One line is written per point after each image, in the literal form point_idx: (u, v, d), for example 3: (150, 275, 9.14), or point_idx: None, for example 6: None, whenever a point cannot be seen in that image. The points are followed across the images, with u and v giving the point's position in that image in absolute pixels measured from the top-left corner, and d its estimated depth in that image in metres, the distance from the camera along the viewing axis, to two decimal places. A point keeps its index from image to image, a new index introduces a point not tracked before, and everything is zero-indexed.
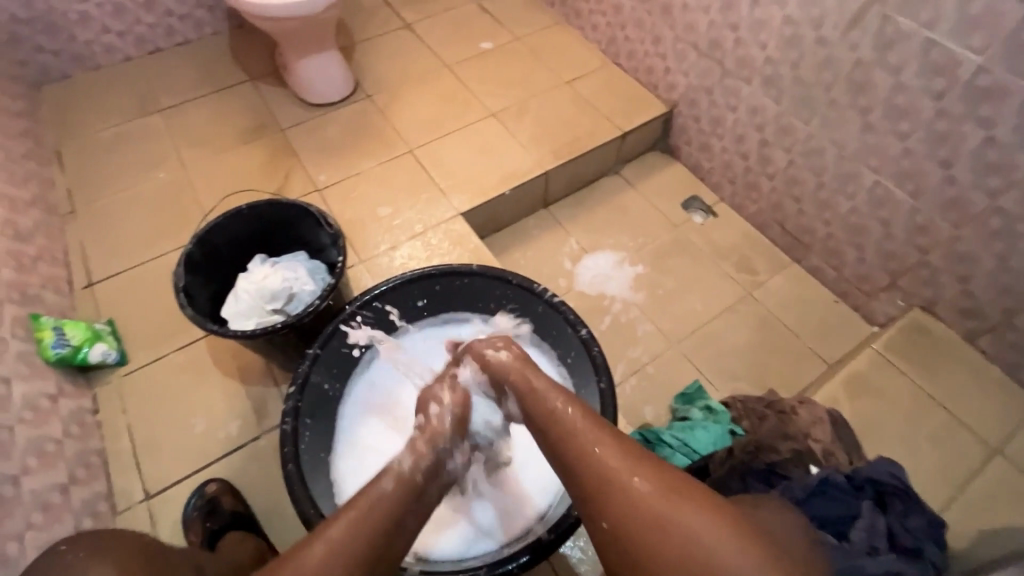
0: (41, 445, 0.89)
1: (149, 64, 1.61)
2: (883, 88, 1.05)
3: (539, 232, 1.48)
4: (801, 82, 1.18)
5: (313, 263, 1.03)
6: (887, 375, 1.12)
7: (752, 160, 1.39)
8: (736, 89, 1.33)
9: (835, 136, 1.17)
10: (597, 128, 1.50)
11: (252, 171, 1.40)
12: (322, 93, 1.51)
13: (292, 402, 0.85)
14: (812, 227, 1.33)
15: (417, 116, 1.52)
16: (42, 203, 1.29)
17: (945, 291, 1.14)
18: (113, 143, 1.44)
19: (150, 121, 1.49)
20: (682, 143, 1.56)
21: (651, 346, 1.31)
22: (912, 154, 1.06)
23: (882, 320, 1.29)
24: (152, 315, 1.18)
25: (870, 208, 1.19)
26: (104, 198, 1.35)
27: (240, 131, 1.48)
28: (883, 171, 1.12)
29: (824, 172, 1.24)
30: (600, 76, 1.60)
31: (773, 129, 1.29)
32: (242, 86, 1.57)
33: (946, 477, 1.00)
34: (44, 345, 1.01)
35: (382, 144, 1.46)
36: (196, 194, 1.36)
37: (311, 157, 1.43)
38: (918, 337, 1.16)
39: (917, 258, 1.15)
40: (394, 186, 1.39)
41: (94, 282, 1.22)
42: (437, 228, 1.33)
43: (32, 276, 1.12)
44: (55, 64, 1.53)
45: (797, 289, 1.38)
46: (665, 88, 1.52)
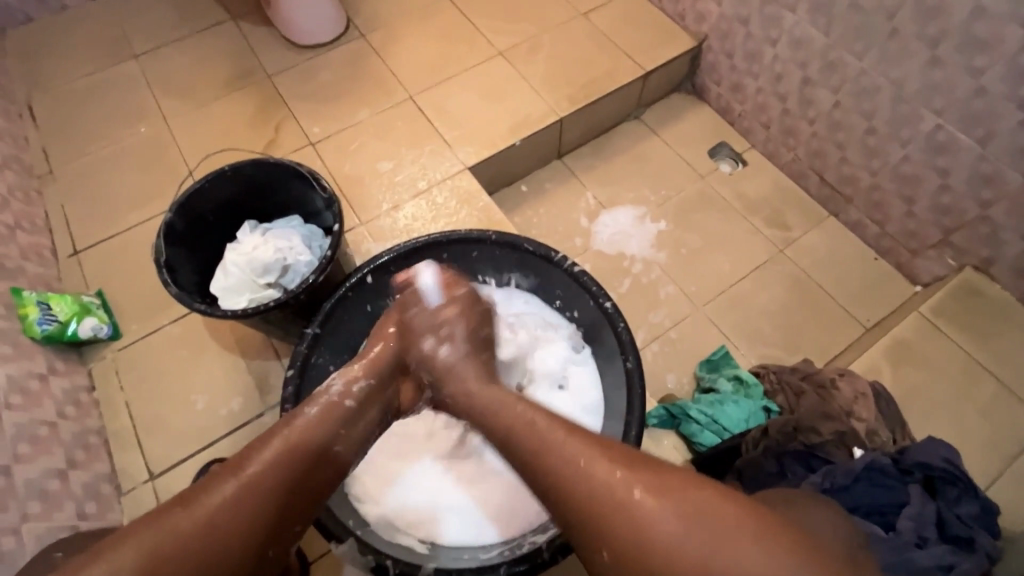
0: (33, 430, 0.85)
1: (119, 3, 1.45)
2: (959, 14, 0.90)
3: (552, 186, 1.36)
4: (857, 9, 1.02)
5: (308, 229, 0.94)
6: (932, 341, 1.04)
7: (791, 101, 1.24)
8: (778, 18, 1.16)
9: (892, 72, 1.03)
10: (618, 67, 1.34)
11: (239, 124, 1.28)
12: (310, 32, 1.35)
13: (292, 386, 0.79)
14: (855, 177, 1.21)
15: (417, 57, 1.37)
16: (16, 164, 1.19)
17: (1005, 250, 1.03)
18: (88, 95, 1.32)
19: (126, 68, 1.36)
20: (711, 83, 1.40)
21: (675, 309, 1.22)
22: (985, 94, 0.92)
23: (927, 279, 1.19)
24: (143, 286, 1.11)
25: (926, 157, 1.06)
26: (82, 157, 1.25)
27: (223, 78, 1.34)
28: (947, 114, 0.99)
29: (875, 115, 1.10)
30: (620, 5, 1.42)
31: (818, 65, 1.14)
32: (223, 26, 1.41)
33: (991, 451, 0.94)
34: (28, 322, 0.95)
35: (379, 91, 1.32)
36: (181, 151, 1.26)
37: (303, 107, 1.30)
38: (969, 299, 1.07)
39: (976, 212, 1.03)
40: (394, 138, 1.27)
41: (79, 250, 1.15)
42: (443, 185, 1.22)
43: (11, 247, 1.04)
44: (16, 5, 1.38)
45: (834, 245, 1.28)
46: (695, 19, 1.34)
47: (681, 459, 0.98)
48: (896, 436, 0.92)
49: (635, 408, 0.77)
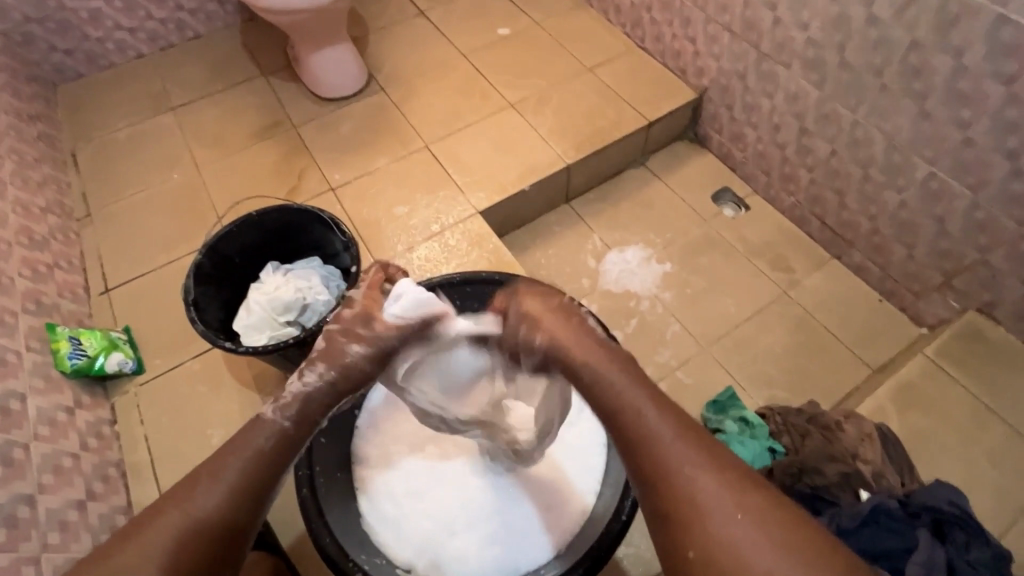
0: (57, 462, 0.88)
1: (161, 61, 1.58)
2: (943, 72, 0.95)
3: (561, 229, 1.41)
4: (847, 65, 1.08)
5: (327, 270, 0.99)
6: (938, 382, 1.05)
7: (789, 150, 1.29)
8: (773, 73, 1.23)
9: (884, 125, 1.08)
10: (623, 118, 1.42)
11: (265, 170, 1.37)
12: (334, 87, 1.45)
13: None
14: (855, 222, 1.24)
15: (433, 109, 1.46)
16: (58, 208, 1.27)
17: (1007, 293, 1.05)
18: (127, 144, 1.42)
19: (163, 119, 1.46)
20: (712, 132, 1.47)
21: (681, 349, 1.24)
22: (975, 144, 0.97)
23: (931, 321, 1.20)
24: (167, 324, 1.16)
25: (922, 203, 1.09)
26: (119, 201, 1.33)
27: (252, 129, 1.44)
28: (940, 163, 1.03)
29: (871, 164, 1.14)
30: (623, 61, 1.51)
31: (814, 116, 1.20)
32: (255, 81, 1.52)
33: (1002, 497, 0.94)
34: (60, 356, 1.00)
35: (396, 139, 1.41)
36: (210, 194, 1.34)
37: (325, 155, 1.38)
38: (974, 342, 1.08)
39: (975, 257, 1.06)
40: (410, 185, 1.34)
41: (110, 288, 1.21)
42: (455, 228, 1.28)
43: (49, 284, 1.10)
44: (68, 63, 1.51)
45: (838, 287, 1.30)
46: (695, 73, 1.43)
47: None
48: (903, 480, 0.93)
49: None
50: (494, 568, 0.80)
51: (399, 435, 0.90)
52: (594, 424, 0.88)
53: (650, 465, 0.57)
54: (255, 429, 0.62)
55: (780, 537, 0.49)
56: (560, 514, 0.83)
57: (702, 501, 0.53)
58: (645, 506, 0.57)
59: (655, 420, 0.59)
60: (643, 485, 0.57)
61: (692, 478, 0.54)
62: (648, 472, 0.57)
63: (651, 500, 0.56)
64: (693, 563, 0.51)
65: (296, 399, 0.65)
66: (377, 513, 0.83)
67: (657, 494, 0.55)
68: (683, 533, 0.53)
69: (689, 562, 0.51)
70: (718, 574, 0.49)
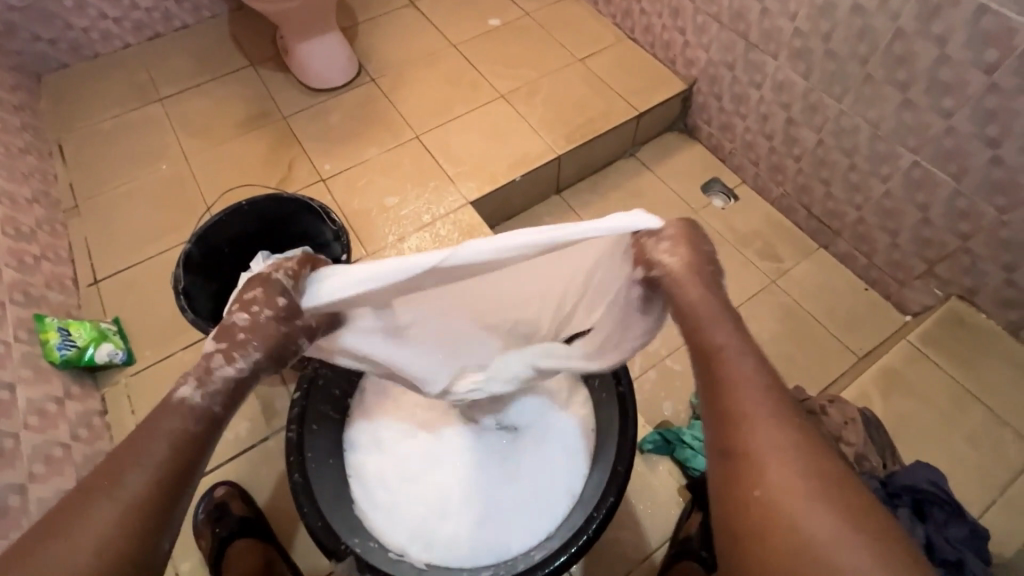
0: (48, 451, 0.88)
1: (148, 51, 1.56)
2: (926, 61, 0.97)
3: (551, 220, 1.42)
4: (833, 55, 1.10)
5: (317, 259, 0.99)
6: (920, 367, 1.07)
7: (777, 140, 1.30)
8: (761, 64, 1.24)
9: (870, 114, 1.09)
10: (613, 109, 1.42)
11: (255, 161, 1.36)
12: (324, 77, 1.45)
13: (297, 407, 0.81)
14: (841, 211, 1.25)
15: (423, 99, 1.45)
16: (44, 200, 1.26)
17: (987, 280, 1.07)
18: (114, 135, 1.41)
19: (151, 110, 1.45)
20: (701, 123, 1.48)
21: (671, 337, 1.25)
22: (956, 133, 0.98)
23: (915, 309, 1.23)
24: (157, 315, 1.16)
25: (906, 192, 1.11)
26: (107, 192, 1.32)
27: (241, 120, 1.43)
28: (923, 152, 1.04)
29: (857, 153, 1.15)
30: (614, 52, 1.52)
31: (801, 106, 1.21)
32: (244, 71, 1.51)
33: (980, 477, 0.96)
34: (49, 347, 0.99)
35: (387, 130, 1.41)
36: (199, 185, 1.33)
37: (315, 146, 1.38)
38: (955, 328, 1.10)
39: (957, 244, 1.08)
40: (401, 176, 1.34)
41: (99, 280, 1.21)
42: (446, 219, 1.28)
43: (36, 275, 1.10)
44: (52, 53, 1.49)
45: (825, 276, 1.32)
46: (684, 64, 1.43)
47: (676, 484, 1.06)
48: (886, 461, 0.95)
49: (630, 428, 0.79)
50: (486, 551, 0.81)
51: (390, 423, 0.90)
52: (582, 408, 0.89)
53: (724, 401, 0.52)
54: (167, 413, 0.54)
55: (851, 503, 0.46)
56: (549, 498, 0.84)
57: (774, 448, 0.49)
58: (702, 443, 0.53)
59: (737, 366, 0.53)
60: (709, 423, 0.53)
61: (769, 425, 0.50)
62: (724, 406, 0.52)
63: (718, 436, 0.52)
64: (755, 505, 0.48)
65: (225, 384, 0.57)
66: (371, 500, 0.84)
67: (723, 431, 0.52)
68: (750, 471, 0.49)
69: (754, 503, 0.48)
70: (783, 518, 0.46)
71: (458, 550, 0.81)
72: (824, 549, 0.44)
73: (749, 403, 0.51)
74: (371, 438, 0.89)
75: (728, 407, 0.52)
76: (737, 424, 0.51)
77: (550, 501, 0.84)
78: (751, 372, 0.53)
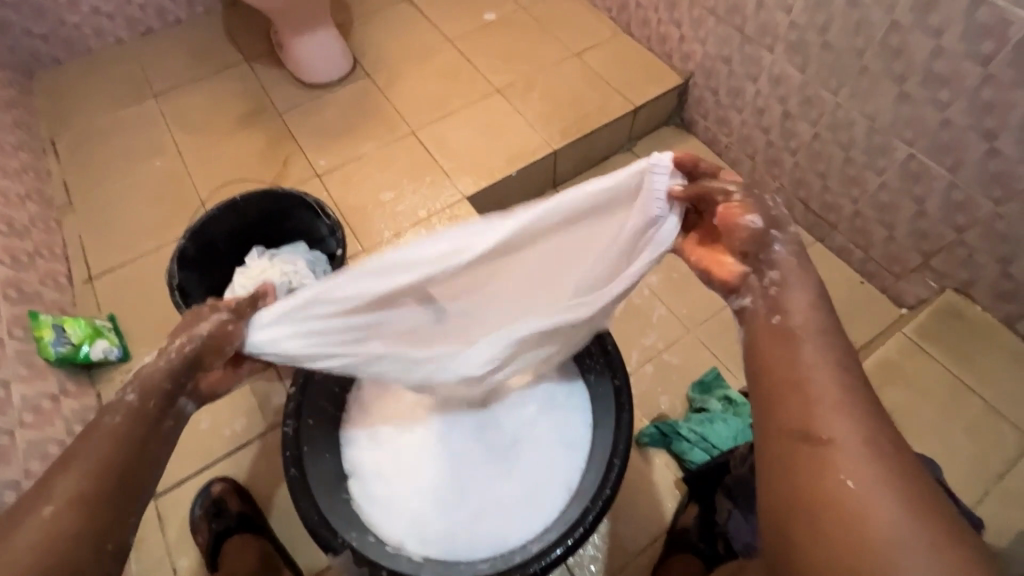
0: (43, 448, 0.88)
1: (141, 47, 1.55)
2: (922, 53, 0.97)
3: None
4: (829, 48, 1.09)
5: (313, 254, 0.99)
6: (916, 360, 1.07)
7: (773, 134, 1.30)
8: (757, 57, 1.24)
9: (865, 107, 1.09)
10: (609, 104, 1.42)
11: (250, 157, 1.35)
12: (319, 72, 1.44)
13: (293, 403, 0.82)
14: (838, 205, 1.25)
15: (419, 94, 1.45)
16: (38, 197, 1.25)
17: (983, 272, 1.07)
18: (108, 131, 1.40)
19: (145, 106, 1.44)
20: (698, 117, 1.48)
21: (667, 331, 1.25)
22: (952, 125, 0.98)
23: (911, 301, 1.23)
24: (153, 312, 1.15)
25: (902, 184, 1.11)
26: (101, 189, 1.32)
27: (235, 115, 1.42)
28: (919, 144, 1.04)
29: (853, 146, 1.15)
30: (610, 46, 1.51)
31: (797, 100, 1.21)
32: (238, 67, 1.50)
33: (975, 468, 0.97)
34: (43, 344, 0.99)
35: (383, 125, 1.40)
36: (193, 181, 1.33)
37: (311, 142, 1.37)
38: (950, 320, 1.10)
39: (953, 237, 1.08)
40: (397, 171, 1.33)
41: (93, 277, 1.20)
42: (442, 214, 1.28)
43: (30, 273, 1.09)
44: (44, 49, 1.48)
45: (822, 269, 1.32)
46: (681, 58, 1.43)
47: (673, 477, 1.06)
48: None
49: (624, 423, 0.81)
50: (484, 546, 0.81)
51: (386, 418, 0.90)
52: (580, 402, 0.89)
53: (801, 388, 0.54)
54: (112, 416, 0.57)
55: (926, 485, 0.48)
56: (547, 492, 0.84)
57: (856, 439, 0.50)
58: (777, 426, 0.54)
59: (811, 355, 0.56)
60: (786, 410, 0.54)
61: (845, 414, 0.52)
62: (795, 395, 0.54)
63: (799, 420, 0.53)
64: (840, 486, 0.49)
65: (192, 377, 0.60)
66: (368, 494, 0.83)
67: (806, 415, 0.53)
68: (836, 458, 0.50)
69: (843, 484, 0.49)
70: (869, 499, 0.47)
71: (457, 545, 0.81)
72: (908, 528, 0.45)
73: (821, 392, 0.53)
74: (368, 433, 0.89)
75: (808, 394, 0.54)
76: (819, 412, 0.52)
77: (547, 495, 0.84)
78: (818, 363, 0.55)
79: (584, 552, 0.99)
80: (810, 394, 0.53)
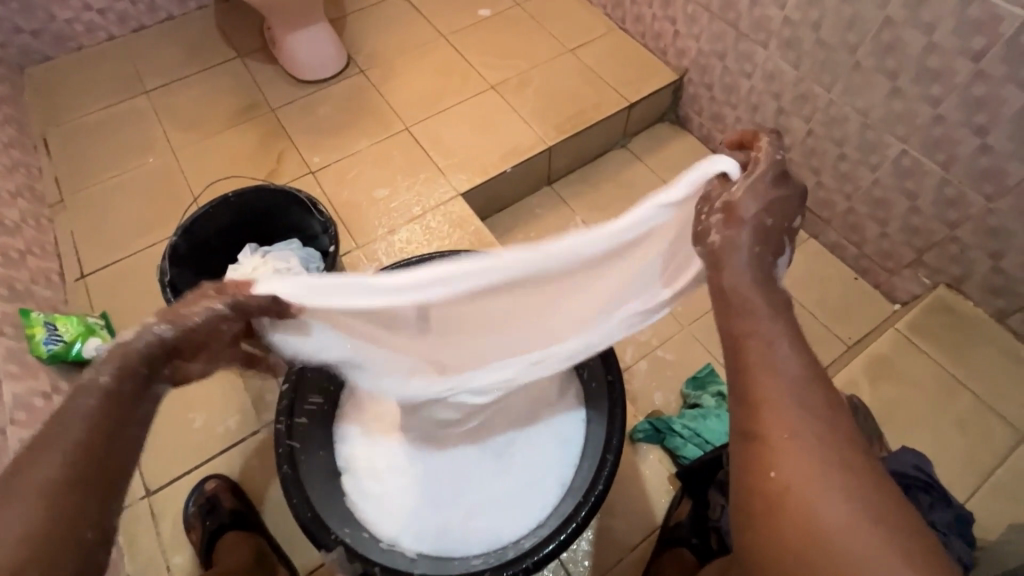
0: None
1: (133, 43, 1.54)
2: (915, 49, 0.97)
3: (543, 212, 1.42)
4: (822, 44, 1.09)
5: (306, 252, 0.99)
6: (908, 355, 1.08)
7: (767, 130, 1.30)
8: (751, 53, 1.24)
9: (859, 103, 1.10)
10: (604, 100, 1.42)
11: (243, 154, 1.35)
12: (313, 69, 1.43)
13: (286, 400, 0.82)
14: (831, 201, 1.26)
15: (413, 90, 1.44)
16: (29, 194, 1.24)
17: (975, 268, 1.08)
18: (100, 128, 1.39)
19: (137, 102, 1.43)
20: (693, 113, 1.48)
21: (662, 328, 1.26)
22: (944, 121, 0.99)
23: (903, 297, 1.24)
24: (146, 310, 1.15)
25: (895, 180, 1.11)
26: (93, 186, 1.31)
27: (228, 113, 1.41)
28: (911, 140, 1.05)
29: (846, 142, 1.16)
30: (605, 42, 1.51)
31: (791, 96, 1.21)
32: (231, 63, 1.49)
33: (966, 463, 0.98)
34: (35, 342, 0.99)
35: (377, 122, 1.39)
36: (186, 177, 1.32)
37: (304, 138, 1.37)
38: (942, 316, 1.11)
39: (945, 233, 1.08)
40: (391, 168, 1.33)
41: (86, 275, 1.19)
42: (436, 211, 1.27)
43: (21, 270, 1.08)
44: (35, 45, 1.47)
45: (815, 266, 1.32)
46: (675, 54, 1.43)
47: (667, 473, 1.06)
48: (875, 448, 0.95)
49: (616, 418, 0.80)
50: (476, 542, 0.81)
51: (379, 415, 0.90)
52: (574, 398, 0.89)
53: (745, 376, 0.48)
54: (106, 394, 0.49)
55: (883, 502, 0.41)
56: (539, 489, 0.84)
57: (800, 433, 0.44)
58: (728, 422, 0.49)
59: (773, 352, 0.48)
60: (731, 402, 0.49)
61: (792, 406, 0.45)
62: (740, 383, 0.48)
63: (743, 416, 0.47)
64: (771, 488, 0.44)
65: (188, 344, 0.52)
66: (361, 490, 0.83)
67: (750, 411, 0.47)
68: (770, 453, 0.45)
69: (773, 487, 0.44)
70: (798, 503, 0.42)
71: (450, 542, 0.82)
72: (841, 539, 0.40)
73: (771, 381, 0.47)
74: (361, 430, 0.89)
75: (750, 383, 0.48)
76: (762, 403, 0.46)
77: (540, 491, 0.84)
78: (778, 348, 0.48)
79: (577, 548, 0.99)
80: (756, 383, 0.47)
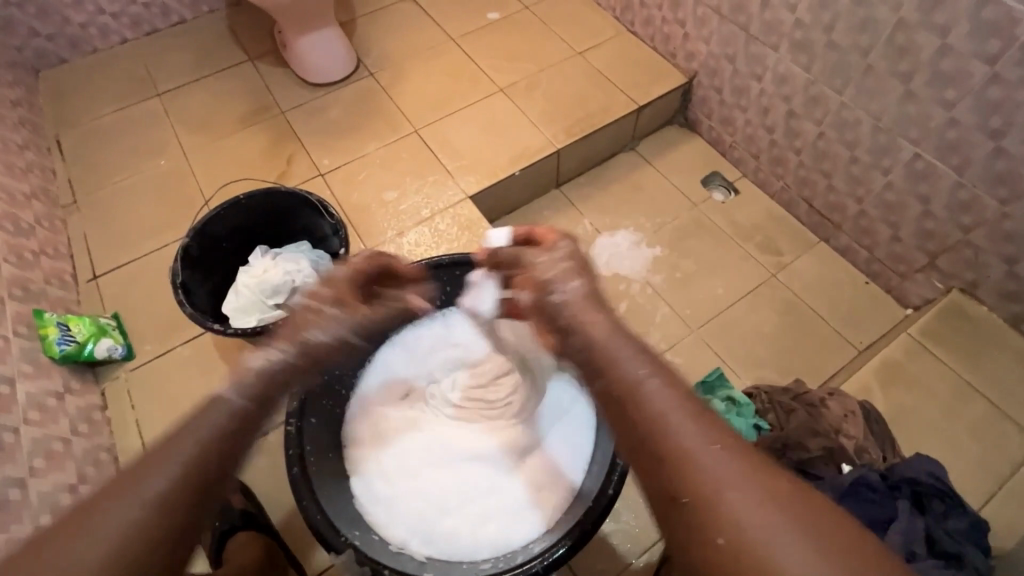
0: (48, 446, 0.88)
1: (145, 46, 1.55)
2: (928, 52, 0.96)
3: (552, 214, 1.42)
4: (834, 46, 1.09)
5: (316, 254, 1.00)
6: (921, 361, 1.07)
7: (778, 133, 1.30)
8: (762, 56, 1.23)
9: (871, 106, 1.09)
10: (612, 103, 1.41)
11: (254, 156, 1.36)
12: (323, 72, 1.44)
13: (296, 401, 0.82)
14: (842, 204, 1.25)
15: (423, 93, 1.45)
16: (43, 196, 1.26)
17: (989, 273, 1.06)
18: (113, 130, 1.41)
19: (149, 105, 1.45)
20: (702, 116, 1.47)
21: (670, 331, 1.25)
22: (958, 125, 0.98)
23: (915, 302, 1.22)
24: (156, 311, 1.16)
25: (908, 184, 1.10)
26: (106, 188, 1.32)
27: (239, 115, 1.42)
28: (925, 144, 1.04)
29: (858, 145, 1.15)
30: (614, 45, 1.51)
31: (802, 99, 1.20)
32: (242, 66, 1.51)
33: (981, 470, 0.97)
34: (48, 342, 1.00)
35: (386, 125, 1.40)
36: (197, 179, 1.33)
37: (314, 141, 1.37)
38: (956, 321, 1.10)
39: (959, 237, 1.07)
40: (400, 170, 1.33)
41: (98, 275, 1.21)
42: (445, 213, 1.28)
43: (35, 271, 1.10)
44: (50, 48, 1.49)
45: (826, 269, 1.31)
46: (685, 57, 1.42)
47: None
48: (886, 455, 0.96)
49: None
50: (486, 546, 0.81)
51: (385, 420, 0.90)
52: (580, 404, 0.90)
53: (646, 436, 0.47)
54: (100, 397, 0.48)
55: (818, 544, 0.39)
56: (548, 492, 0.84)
57: (718, 484, 0.42)
58: (653, 491, 0.46)
59: (674, 412, 0.47)
60: (654, 471, 0.46)
61: (703, 456, 0.44)
62: (648, 446, 0.47)
63: (672, 479, 0.44)
64: (716, 559, 0.40)
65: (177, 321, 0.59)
66: (372, 493, 0.83)
67: (664, 477, 0.45)
68: (706, 521, 0.42)
69: (710, 552, 0.41)
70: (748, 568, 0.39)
71: (459, 545, 0.81)
72: None
73: (670, 439, 0.46)
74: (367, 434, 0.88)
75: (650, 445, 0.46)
76: (673, 466, 0.44)
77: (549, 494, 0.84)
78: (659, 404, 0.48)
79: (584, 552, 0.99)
80: (665, 446, 0.46)
